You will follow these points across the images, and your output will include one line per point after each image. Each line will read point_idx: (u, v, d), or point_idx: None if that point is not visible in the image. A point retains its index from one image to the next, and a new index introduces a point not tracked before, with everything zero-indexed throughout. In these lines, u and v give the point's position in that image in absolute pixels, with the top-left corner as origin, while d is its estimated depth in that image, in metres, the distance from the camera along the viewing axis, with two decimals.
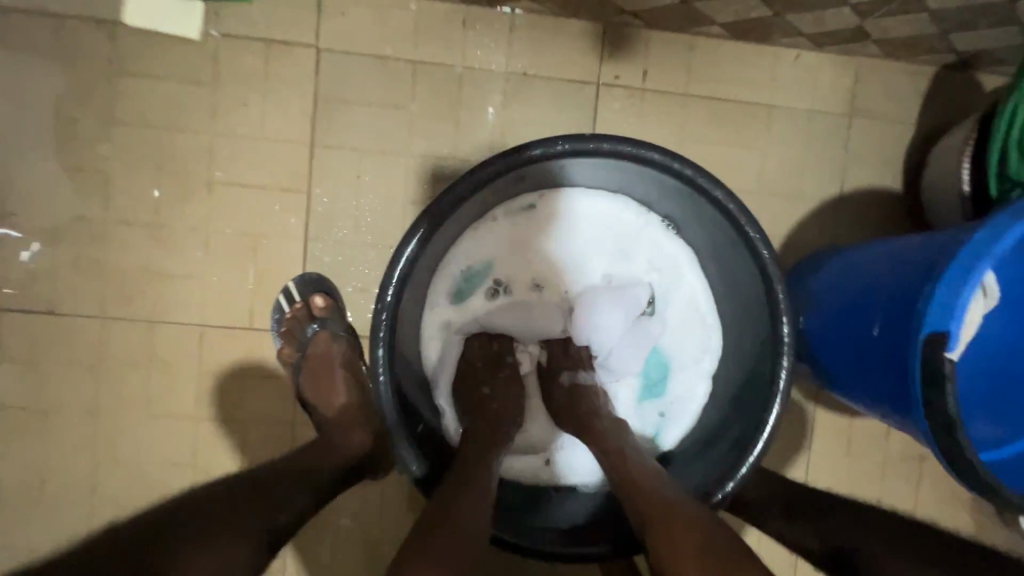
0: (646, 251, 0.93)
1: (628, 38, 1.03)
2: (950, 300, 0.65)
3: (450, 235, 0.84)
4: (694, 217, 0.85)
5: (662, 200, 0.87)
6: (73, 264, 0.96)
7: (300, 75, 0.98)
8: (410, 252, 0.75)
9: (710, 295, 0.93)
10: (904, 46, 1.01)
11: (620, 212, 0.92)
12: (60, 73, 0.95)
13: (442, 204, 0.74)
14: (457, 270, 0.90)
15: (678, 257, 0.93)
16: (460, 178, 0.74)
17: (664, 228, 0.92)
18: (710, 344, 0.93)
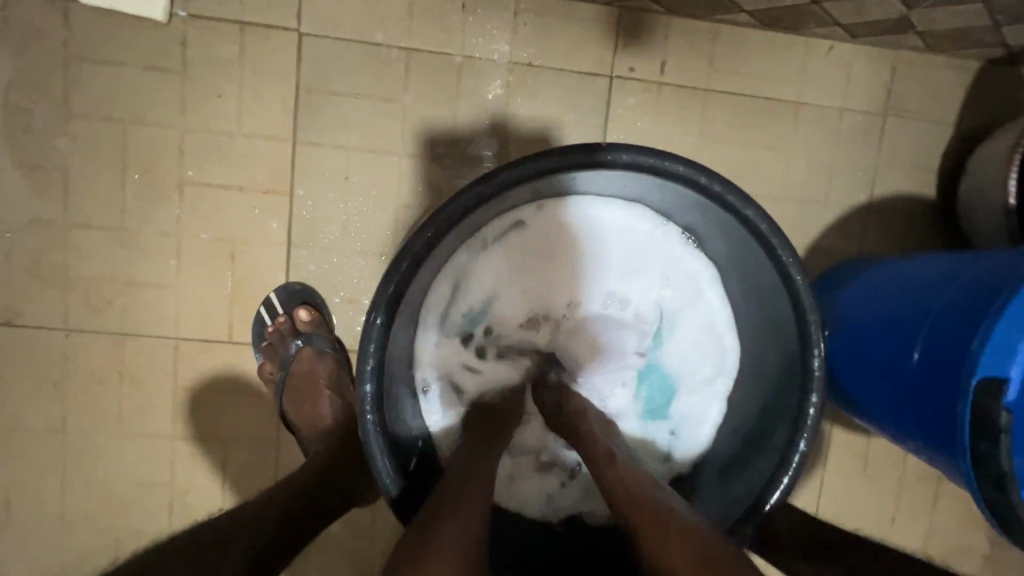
0: (662, 264, 0.86)
1: (645, 25, 0.93)
2: (1010, 341, 0.59)
3: (447, 250, 0.76)
4: (718, 233, 0.76)
5: (682, 212, 0.79)
6: (32, 271, 0.88)
7: (280, 63, 0.88)
8: (402, 275, 0.65)
9: (729, 314, 0.85)
10: (950, 39, 0.91)
11: (634, 223, 0.84)
12: (8, 58, 0.84)
13: (439, 222, 0.65)
14: (455, 282, 0.81)
15: (697, 273, 0.85)
16: (459, 191, 0.64)
17: (683, 241, 0.84)
18: (727, 366, 0.85)
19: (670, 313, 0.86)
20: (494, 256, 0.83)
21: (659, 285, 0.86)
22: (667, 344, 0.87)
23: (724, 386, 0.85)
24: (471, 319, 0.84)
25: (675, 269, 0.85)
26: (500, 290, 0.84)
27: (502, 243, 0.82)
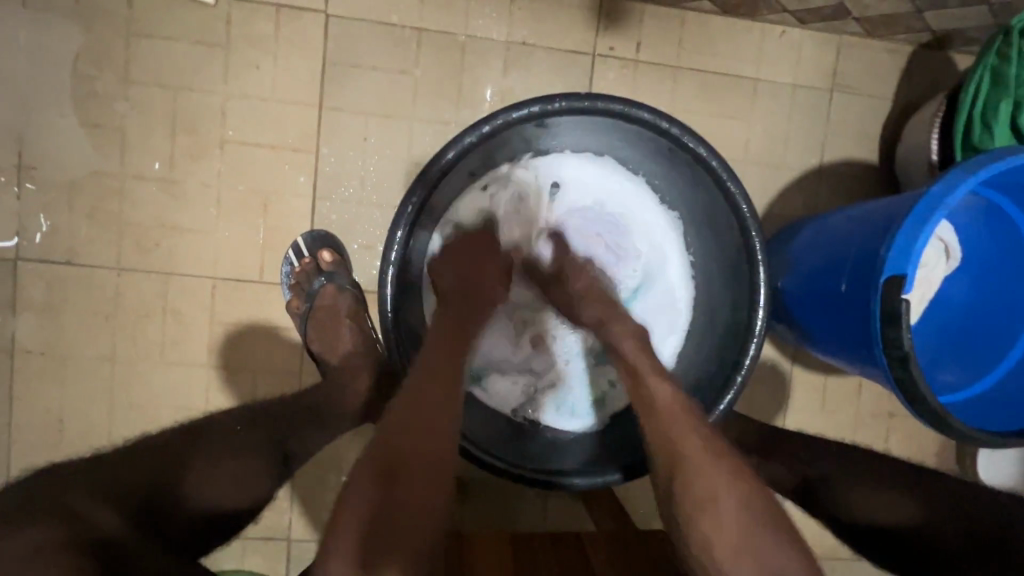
0: (641, 227, 0.99)
1: (622, 11, 1.08)
2: (908, 246, 0.72)
3: (453, 188, 0.90)
4: (679, 178, 0.91)
5: (652, 163, 0.93)
6: (91, 217, 1.01)
7: (309, 40, 1.02)
8: (416, 200, 0.83)
9: (687, 274, 0.99)
10: (883, 23, 1.07)
11: (618, 182, 0.98)
12: (78, 32, 0.98)
13: (449, 155, 0.81)
14: (463, 213, 0.94)
15: (667, 237, 0.99)
16: (464, 130, 0.80)
17: (657, 204, 0.98)
18: (680, 319, 0.98)
19: (644, 265, 0.99)
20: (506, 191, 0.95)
21: (637, 239, 0.99)
22: (637, 296, 0.98)
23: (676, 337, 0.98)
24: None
25: (648, 226, 0.99)
26: (500, 230, 0.94)
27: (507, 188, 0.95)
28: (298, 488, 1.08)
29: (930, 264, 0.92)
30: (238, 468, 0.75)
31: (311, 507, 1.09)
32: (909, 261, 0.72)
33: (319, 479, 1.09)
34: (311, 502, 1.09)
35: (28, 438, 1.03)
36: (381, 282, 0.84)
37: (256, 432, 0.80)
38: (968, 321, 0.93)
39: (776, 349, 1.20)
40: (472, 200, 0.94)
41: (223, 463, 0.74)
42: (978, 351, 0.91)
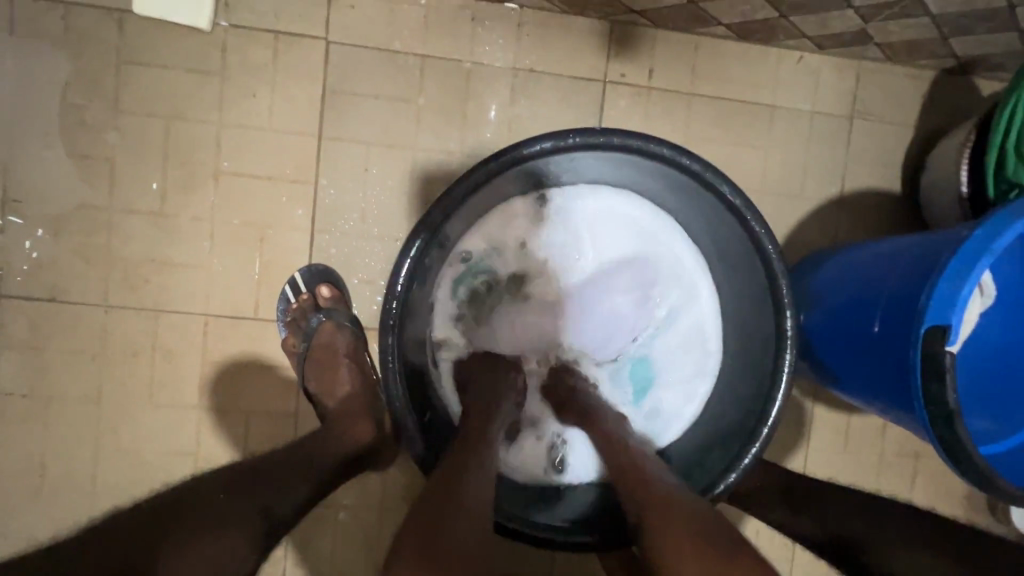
0: (666, 262, 0.93)
1: (634, 37, 1.04)
2: (952, 294, 0.67)
3: (459, 226, 0.85)
4: (699, 214, 0.86)
5: (670, 198, 0.88)
6: (78, 252, 0.96)
7: (308, 67, 0.98)
8: (420, 242, 0.78)
9: (719, 316, 0.92)
10: (905, 49, 1.03)
11: (648, 218, 0.92)
12: (67, 60, 0.94)
13: (455, 194, 0.76)
14: (473, 255, 0.90)
15: (695, 271, 0.93)
16: (471, 169, 0.76)
17: (681, 237, 0.92)
18: (710, 363, 0.92)
19: (672, 305, 0.93)
20: (520, 230, 0.91)
21: (666, 277, 0.93)
22: (662, 336, 0.93)
23: (708, 384, 0.92)
24: (491, 298, 0.92)
25: (674, 260, 0.93)
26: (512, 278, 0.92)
27: (519, 225, 0.91)
28: (292, 537, 1.02)
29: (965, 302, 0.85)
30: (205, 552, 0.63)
31: (306, 556, 1.03)
32: (953, 310, 0.67)
33: (315, 526, 1.03)
34: (306, 551, 1.03)
35: (7, 485, 0.97)
36: (382, 327, 0.78)
37: (235, 497, 0.72)
38: (1004, 364, 0.87)
39: (796, 386, 1.15)
40: (481, 239, 0.90)
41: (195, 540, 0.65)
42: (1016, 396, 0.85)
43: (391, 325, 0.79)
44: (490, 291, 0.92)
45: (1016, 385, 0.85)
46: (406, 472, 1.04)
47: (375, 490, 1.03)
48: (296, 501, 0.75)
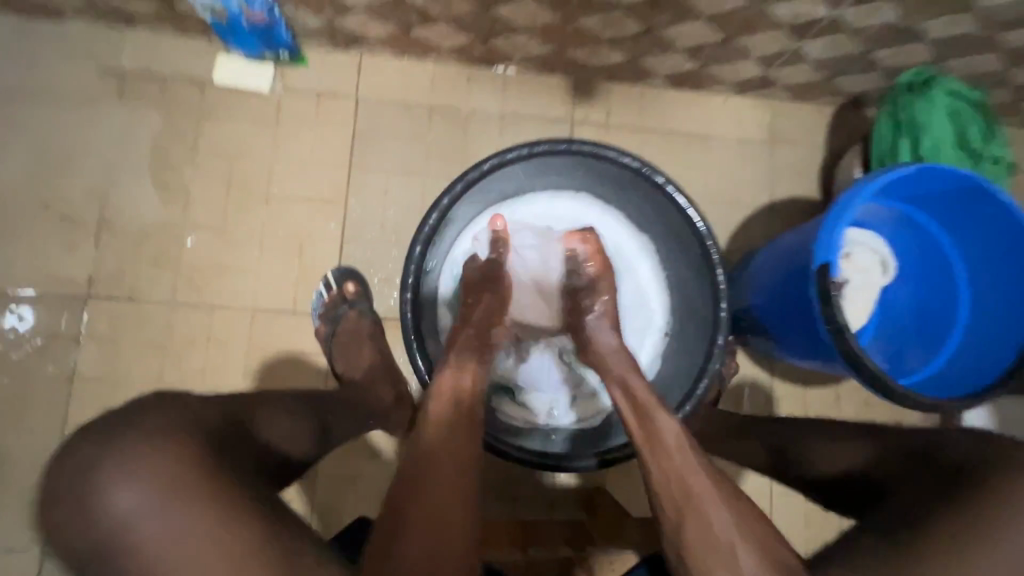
0: (607, 241, 1.14)
1: (594, 88, 1.34)
2: (830, 240, 0.89)
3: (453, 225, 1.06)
4: (642, 205, 1.09)
5: (616, 194, 1.11)
6: (154, 260, 1.20)
7: (342, 117, 1.27)
8: (424, 237, 0.96)
9: (657, 279, 1.13)
10: (805, 90, 1.32)
11: (588, 209, 1.14)
12: (159, 116, 1.24)
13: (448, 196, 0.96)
14: (456, 250, 1.10)
15: (633, 247, 1.13)
16: (459, 175, 0.96)
17: (621, 222, 1.13)
18: (656, 322, 1.12)
19: (615, 275, 1.13)
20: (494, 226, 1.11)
21: (607, 253, 1.13)
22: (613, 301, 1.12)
23: (656, 339, 1.11)
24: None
25: (615, 239, 1.14)
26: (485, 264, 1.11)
27: (491, 223, 1.11)
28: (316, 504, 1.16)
29: (867, 271, 1.08)
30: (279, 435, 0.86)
31: (328, 521, 1.16)
32: (831, 252, 0.89)
33: (336, 493, 1.16)
34: (329, 517, 1.16)
35: None
36: (402, 300, 0.96)
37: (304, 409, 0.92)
38: (919, 318, 1.08)
39: (755, 364, 1.32)
40: (464, 239, 1.10)
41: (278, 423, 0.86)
42: (933, 340, 1.05)
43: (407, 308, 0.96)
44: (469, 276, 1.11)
45: (932, 332, 1.06)
46: None
47: (390, 460, 1.17)
48: (344, 430, 0.97)
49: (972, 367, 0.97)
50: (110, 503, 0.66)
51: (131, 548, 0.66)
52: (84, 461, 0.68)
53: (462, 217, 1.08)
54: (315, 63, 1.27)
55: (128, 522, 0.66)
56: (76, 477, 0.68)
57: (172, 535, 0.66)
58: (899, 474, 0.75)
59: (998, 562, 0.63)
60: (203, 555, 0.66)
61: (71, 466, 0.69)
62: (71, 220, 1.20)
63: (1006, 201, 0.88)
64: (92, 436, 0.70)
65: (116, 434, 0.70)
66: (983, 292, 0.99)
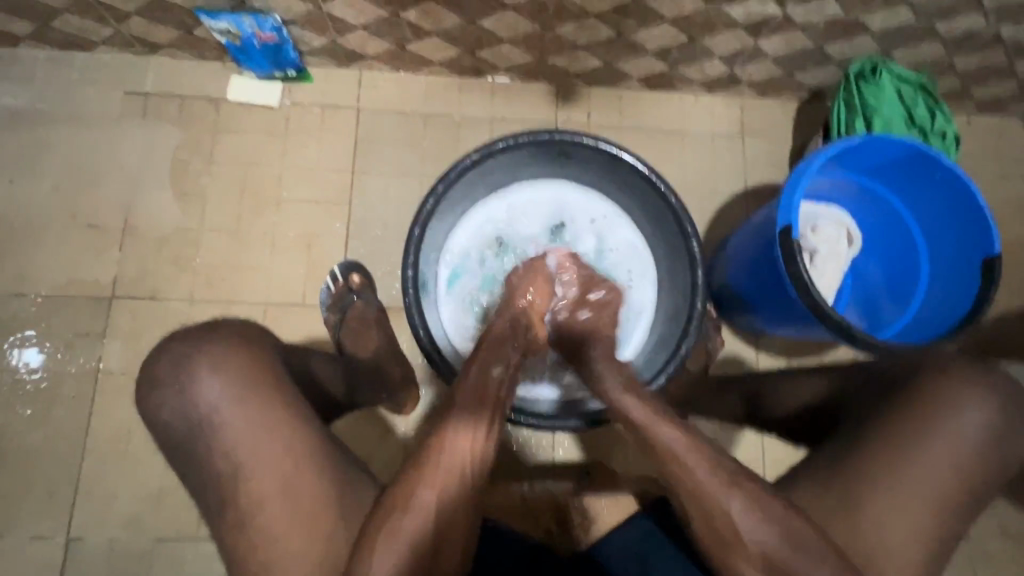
0: (586, 218, 1.25)
1: (575, 92, 1.46)
2: (790, 203, 0.98)
3: (445, 216, 1.16)
4: (617, 186, 1.18)
5: (593, 178, 1.21)
6: (174, 261, 1.29)
7: (345, 127, 1.39)
8: (421, 224, 1.04)
9: (639, 240, 1.23)
10: (769, 86, 1.44)
11: (567, 194, 1.25)
12: (179, 132, 1.35)
13: (441, 186, 1.05)
14: (452, 241, 1.22)
15: (612, 218, 1.24)
16: (450, 167, 1.05)
17: (598, 200, 1.25)
18: (646, 280, 1.22)
19: (599, 245, 1.25)
20: (485, 216, 1.23)
21: (587, 228, 1.25)
22: (603, 267, 1.24)
23: (650, 296, 1.22)
24: (467, 263, 1.23)
25: (595, 216, 1.25)
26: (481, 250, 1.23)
27: (480, 214, 1.23)
28: None
29: (834, 240, 1.15)
30: (320, 377, 0.99)
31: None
32: (791, 213, 0.98)
33: None
34: None
35: (101, 447, 1.20)
36: (403, 279, 1.01)
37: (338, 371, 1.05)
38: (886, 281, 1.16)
39: (741, 338, 1.38)
40: (459, 232, 1.22)
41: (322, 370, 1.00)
42: (901, 298, 1.13)
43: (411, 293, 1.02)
44: (466, 262, 1.23)
45: (900, 292, 1.14)
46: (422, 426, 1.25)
47: (396, 440, 1.23)
48: (365, 394, 1.10)
49: (938, 313, 1.05)
50: (198, 391, 0.72)
51: (208, 439, 0.72)
52: (181, 353, 0.74)
53: (453, 207, 1.16)
54: (319, 80, 1.39)
55: (207, 413, 0.72)
56: (171, 367, 0.74)
57: (248, 425, 0.71)
58: (840, 394, 0.82)
59: (946, 468, 0.69)
60: (274, 446, 0.71)
61: (166, 358, 0.75)
62: (98, 228, 1.30)
63: (948, 162, 0.99)
64: (188, 336, 0.77)
65: (208, 336, 0.77)
66: (940, 249, 1.08)
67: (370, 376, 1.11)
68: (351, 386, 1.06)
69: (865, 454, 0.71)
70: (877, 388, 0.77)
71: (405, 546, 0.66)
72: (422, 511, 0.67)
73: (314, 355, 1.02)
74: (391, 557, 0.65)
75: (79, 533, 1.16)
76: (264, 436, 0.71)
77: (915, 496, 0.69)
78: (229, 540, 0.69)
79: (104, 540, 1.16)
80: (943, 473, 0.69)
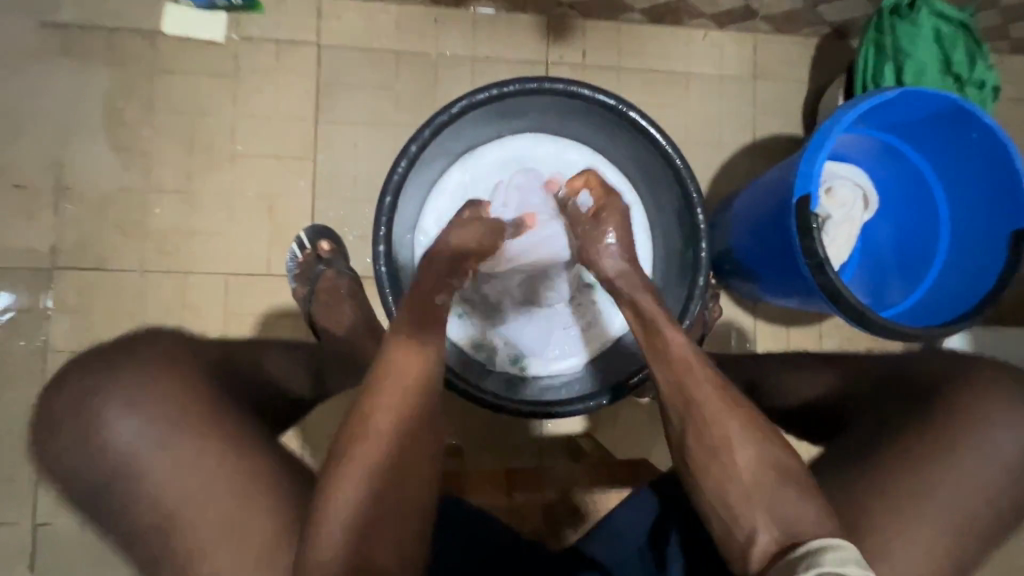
0: (557, 165, 1.12)
1: (568, 26, 1.27)
2: (810, 169, 0.87)
3: (418, 181, 1.03)
4: (609, 138, 1.07)
5: (578, 128, 1.09)
6: (119, 228, 1.15)
7: (305, 67, 1.20)
8: (392, 194, 0.92)
9: (624, 182, 1.13)
10: (787, 20, 1.27)
11: (541, 146, 1.12)
12: (111, 73, 1.16)
13: (412, 150, 0.92)
14: (424, 214, 1.08)
15: (588, 163, 1.13)
16: (423, 126, 0.92)
17: (575, 146, 1.13)
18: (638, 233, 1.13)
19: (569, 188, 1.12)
20: (455, 179, 1.09)
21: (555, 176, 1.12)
22: None
23: (643, 241, 1.13)
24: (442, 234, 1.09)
25: (576, 167, 1.13)
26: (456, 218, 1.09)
27: (451, 175, 1.09)
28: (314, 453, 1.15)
29: (848, 205, 1.05)
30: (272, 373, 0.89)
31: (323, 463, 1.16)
32: (811, 182, 0.87)
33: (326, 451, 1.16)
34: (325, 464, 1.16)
35: None
36: (374, 256, 0.91)
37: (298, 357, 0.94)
38: (900, 248, 1.08)
39: (739, 306, 1.30)
40: (432, 204, 1.09)
41: (277, 361, 0.90)
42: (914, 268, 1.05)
43: (387, 284, 0.91)
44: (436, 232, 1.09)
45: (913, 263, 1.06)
46: None
47: None
48: (339, 382, 0.97)
49: (948, 298, 0.97)
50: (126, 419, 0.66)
51: None
52: (83, 387, 0.67)
53: (427, 168, 1.03)
54: (271, 9, 1.19)
55: None
56: (79, 400, 0.67)
57: (171, 468, 0.65)
58: (865, 394, 0.76)
59: (964, 483, 0.64)
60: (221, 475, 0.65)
61: (82, 389, 0.68)
62: (27, 189, 1.14)
63: (988, 121, 0.87)
64: (95, 365, 0.69)
65: (118, 361, 0.70)
66: (963, 218, 0.99)
67: (341, 359, 0.98)
68: (317, 379, 0.94)
69: (891, 457, 0.67)
70: (910, 392, 0.72)
71: (350, 511, 0.60)
72: (368, 470, 0.61)
73: (263, 343, 0.93)
74: (338, 525, 0.59)
75: (47, 518, 1.11)
76: (197, 471, 0.65)
77: (930, 512, 0.64)
78: (187, 566, 0.63)
79: (75, 523, 1.12)
80: (961, 489, 0.64)
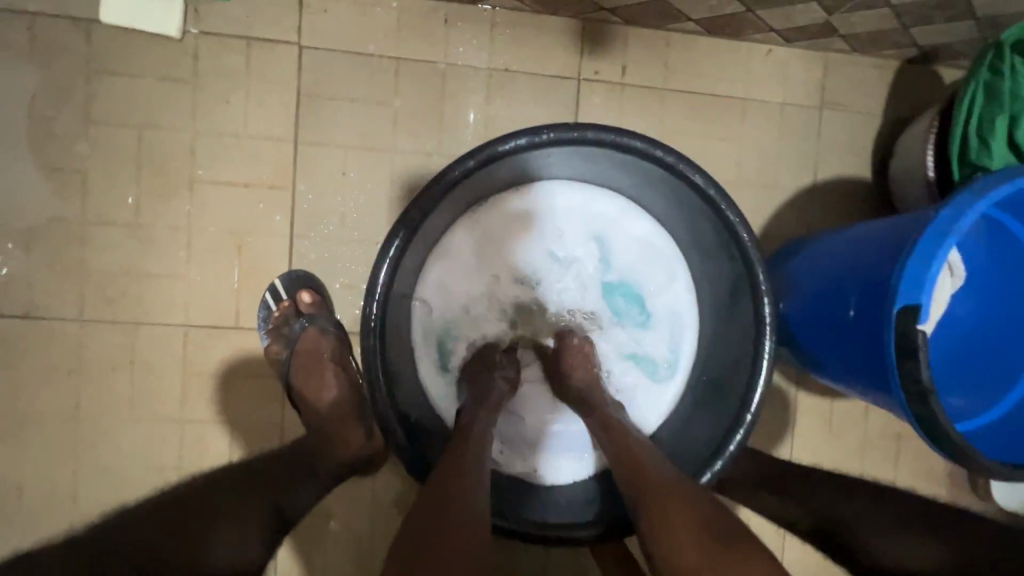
0: (589, 217, 0.95)
1: (605, 34, 1.05)
2: (921, 271, 0.70)
3: (424, 238, 0.86)
4: (655, 192, 0.90)
5: (617, 176, 0.91)
6: (51, 266, 0.94)
7: (282, 74, 0.97)
8: (390, 262, 0.78)
9: (667, 238, 0.96)
10: (869, 41, 1.05)
11: (571, 194, 0.94)
12: (35, 72, 0.93)
13: (417, 212, 0.76)
14: (429, 271, 0.92)
15: (626, 214, 0.96)
16: (431, 184, 0.76)
17: (612, 194, 0.95)
18: (680, 296, 0.96)
19: (603, 245, 0.96)
20: (468, 230, 0.93)
21: (587, 229, 0.96)
22: (615, 265, 0.96)
23: (688, 309, 0.97)
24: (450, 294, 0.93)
25: (610, 218, 0.96)
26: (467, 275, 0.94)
27: (461, 227, 0.92)
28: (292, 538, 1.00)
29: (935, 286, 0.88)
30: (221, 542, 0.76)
31: (300, 546, 1.01)
32: (922, 291, 0.70)
33: (304, 533, 1.01)
34: (302, 547, 1.01)
35: None
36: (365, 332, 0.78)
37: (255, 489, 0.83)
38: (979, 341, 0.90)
39: (780, 375, 1.14)
40: (438, 258, 0.92)
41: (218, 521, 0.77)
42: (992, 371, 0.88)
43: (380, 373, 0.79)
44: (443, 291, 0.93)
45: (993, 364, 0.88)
46: (396, 474, 1.02)
47: (366, 493, 1.01)
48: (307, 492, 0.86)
49: None
50: None
51: None
52: None
53: (434, 223, 0.86)
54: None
55: None
56: None
57: None
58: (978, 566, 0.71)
59: None
60: None
61: None
62: None
63: None
64: None
65: None
66: None
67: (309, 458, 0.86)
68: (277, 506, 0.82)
69: None
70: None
71: None
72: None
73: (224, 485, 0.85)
74: None
75: None
76: None
77: None
78: None
79: None
80: None
